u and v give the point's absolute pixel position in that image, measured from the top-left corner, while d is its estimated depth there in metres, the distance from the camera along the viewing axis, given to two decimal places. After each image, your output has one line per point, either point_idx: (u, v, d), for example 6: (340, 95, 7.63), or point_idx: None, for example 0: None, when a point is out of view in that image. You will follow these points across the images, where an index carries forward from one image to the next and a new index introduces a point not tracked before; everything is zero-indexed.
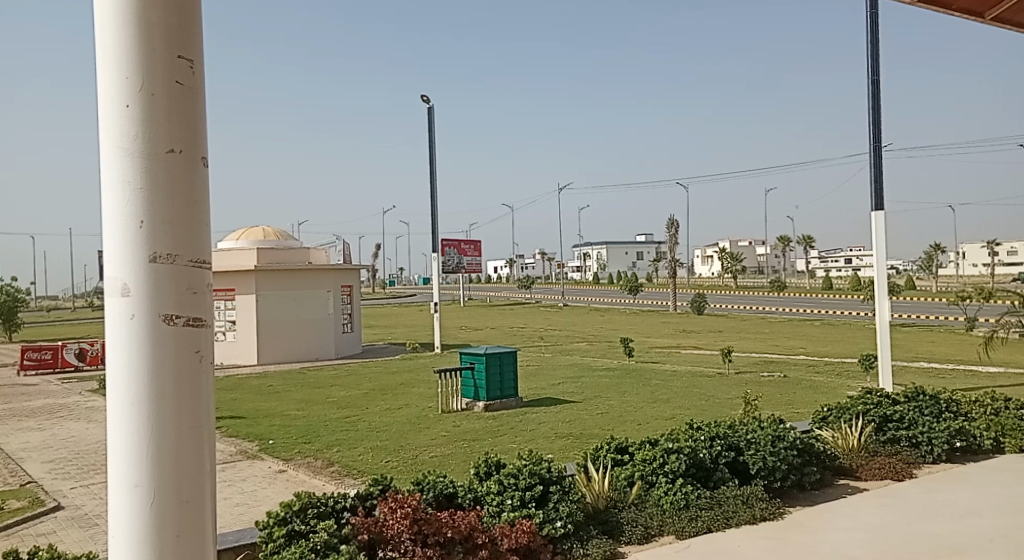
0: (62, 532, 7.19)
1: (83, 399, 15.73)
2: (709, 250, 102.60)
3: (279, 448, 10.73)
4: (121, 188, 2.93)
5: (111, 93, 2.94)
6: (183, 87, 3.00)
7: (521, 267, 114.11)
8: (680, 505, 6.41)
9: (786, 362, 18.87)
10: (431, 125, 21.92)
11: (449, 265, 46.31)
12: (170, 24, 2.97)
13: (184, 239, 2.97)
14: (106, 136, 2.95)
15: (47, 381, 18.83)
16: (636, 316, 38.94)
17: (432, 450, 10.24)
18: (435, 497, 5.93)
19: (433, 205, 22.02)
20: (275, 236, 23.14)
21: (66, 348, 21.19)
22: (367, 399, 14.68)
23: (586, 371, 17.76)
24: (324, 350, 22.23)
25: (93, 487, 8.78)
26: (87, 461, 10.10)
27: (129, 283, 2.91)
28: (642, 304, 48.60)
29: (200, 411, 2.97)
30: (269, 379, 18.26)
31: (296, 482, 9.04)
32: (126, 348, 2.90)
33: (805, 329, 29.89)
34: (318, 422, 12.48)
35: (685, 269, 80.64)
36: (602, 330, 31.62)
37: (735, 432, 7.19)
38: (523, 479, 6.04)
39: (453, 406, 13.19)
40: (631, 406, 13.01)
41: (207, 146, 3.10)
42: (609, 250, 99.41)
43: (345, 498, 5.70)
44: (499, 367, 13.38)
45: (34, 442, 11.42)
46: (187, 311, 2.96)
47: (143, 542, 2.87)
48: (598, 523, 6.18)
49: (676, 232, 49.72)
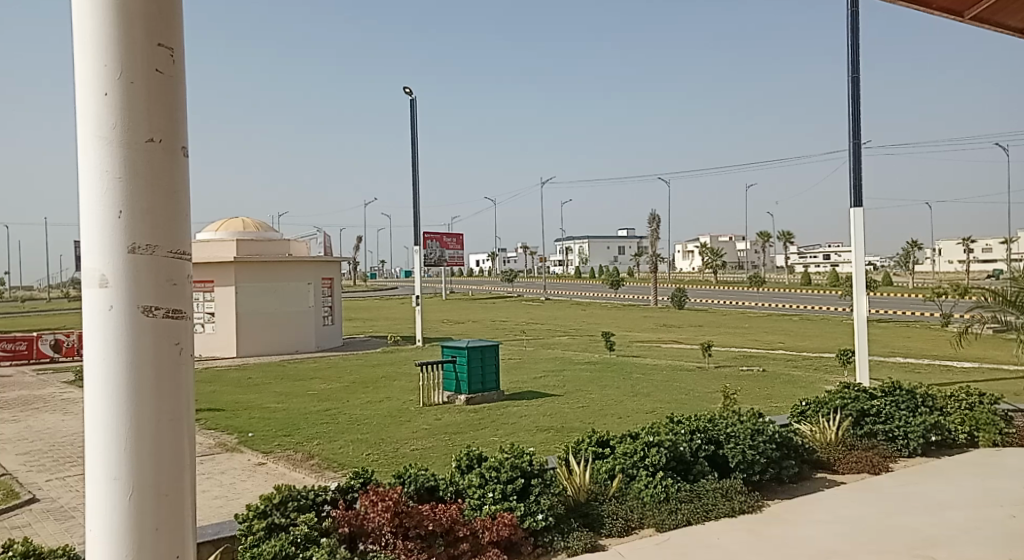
0: (37, 525, 7.13)
1: (59, 391, 15.52)
2: (690, 244, 103.23)
3: (259, 441, 10.68)
4: (101, 178, 2.89)
5: (89, 82, 2.90)
6: (163, 76, 2.96)
7: (503, 260, 114.24)
8: (660, 498, 6.45)
9: (766, 357, 19.03)
10: (414, 119, 21.91)
11: (432, 258, 46.16)
12: (150, 13, 2.93)
13: (163, 229, 2.94)
14: (84, 124, 2.91)
15: (21, 372, 18.60)
16: (618, 310, 39.09)
17: (413, 443, 10.21)
18: (416, 490, 5.92)
19: (415, 196, 22.00)
20: (256, 227, 22.98)
21: (41, 339, 20.90)
22: (348, 392, 14.62)
23: (567, 365, 17.75)
24: (304, 343, 22.11)
25: (69, 479, 8.71)
26: (64, 453, 10.01)
27: (107, 273, 2.87)
28: (624, 298, 48.81)
29: (179, 401, 2.94)
30: (249, 371, 18.16)
31: (275, 475, 9.01)
32: (103, 338, 2.87)
33: (785, 323, 30.04)
34: (298, 416, 12.42)
35: (666, 265, 80.95)
36: (583, 324, 31.69)
37: (715, 426, 7.24)
38: (504, 472, 6.06)
39: (434, 399, 13.16)
40: (612, 400, 13.04)
41: (187, 136, 3.06)
42: (590, 244, 99.76)
43: (326, 491, 5.69)
44: (481, 360, 13.36)
45: (8, 434, 11.27)
46: (167, 302, 2.93)
47: (119, 536, 2.84)
48: (578, 516, 6.21)
49: (657, 227, 49.87)
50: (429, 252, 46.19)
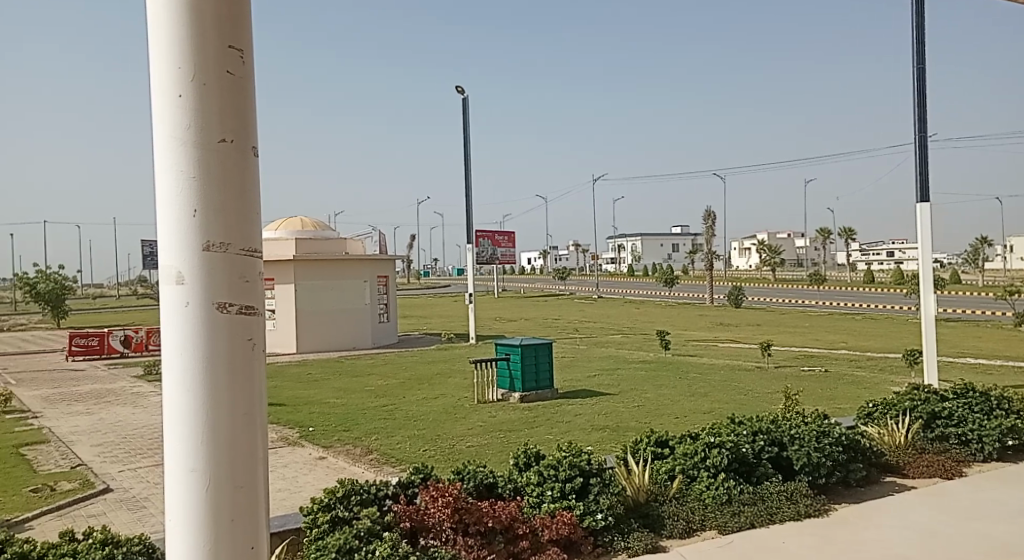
0: (112, 514, 7.36)
1: (128, 385, 16.05)
2: (747, 242, 101.56)
3: (319, 435, 10.87)
4: (177, 178, 2.96)
5: (164, 85, 2.96)
6: (234, 77, 3.01)
7: (555, 258, 114.35)
8: (722, 500, 6.37)
9: (827, 357, 18.61)
10: (467, 118, 22.00)
11: (483, 256, 46.34)
12: (222, 15, 2.99)
13: (236, 227, 2.99)
14: (159, 125, 2.98)
15: (94, 367, 19.29)
16: (672, 309, 38.67)
17: (469, 440, 10.26)
18: (475, 487, 5.95)
19: (469, 193, 22.14)
20: (313, 226, 23.37)
21: (112, 335, 21.63)
22: (404, 389, 14.78)
23: (622, 364, 17.65)
24: (361, 340, 22.42)
25: (140, 470, 8.98)
26: (135, 445, 10.34)
27: (183, 270, 2.94)
28: (679, 296, 48.32)
29: (253, 395, 3.00)
30: (308, 367, 18.47)
31: (335, 468, 9.15)
32: (179, 334, 2.94)
33: (847, 323, 29.27)
34: (356, 411, 12.60)
35: (722, 263, 79.73)
36: (637, 322, 31.47)
37: (778, 428, 7.10)
38: (562, 470, 6.01)
39: (488, 397, 13.25)
40: (669, 400, 12.93)
41: (256, 136, 3.12)
42: (644, 242, 98.94)
43: (387, 486, 5.76)
44: (535, 357, 13.31)
45: (82, 426, 11.69)
46: (241, 299, 2.99)
47: (195, 527, 2.91)
48: (638, 516, 6.17)
49: (713, 223, 49.14)
50: (481, 250, 46.37)
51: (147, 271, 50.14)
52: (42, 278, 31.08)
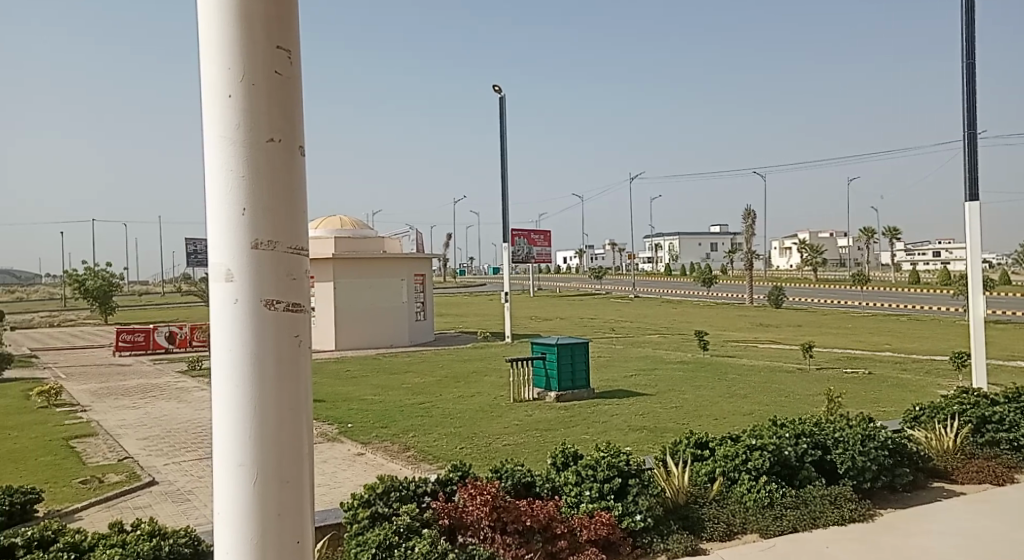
0: (157, 506, 7.51)
1: (173, 380, 16.36)
2: (787, 241, 100.15)
3: (357, 432, 10.97)
4: (226, 177, 3.00)
5: (214, 86, 3.00)
6: (282, 78, 3.05)
7: (592, 257, 114.00)
8: (764, 503, 6.29)
9: (871, 359, 18.27)
10: (504, 117, 22.03)
11: (520, 255, 46.32)
12: (271, 15, 3.02)
13: (284, 225, 3.03)
14: (209, 125, 3.02)
15: (139, 362, 19.70)
16: (711, 309, 38.29)
17: (506, 438, 10.28)
18: (513, 485, 5.95)
19: (505, 192, 22.17)
20: (352, 225, 23.59)
21: (157, 331, 22.06)
22: (441, 386, 14.86)
23: (660, 364, 17.53)
24: (398, 338, 22.58)
25: (184, 464, 9.14)
26: (179, 438, 10.53)
27: (232, 268, 2.98)
28: (717, 296, 47.85)
29: (298, 392, 3.03)
30: (346, 364, 18.65)
31: (374, 465, 9.23)
32: (228, 330, 2.98)
33: (891, 325, 28.70)
34: (393, 408, 12.69)
35: (762, 263, 78.71)
36: (674, 322, 31.25)
37: (822, 431, 6.99)
38: (601, 470, 5.98)
39: (524, 395, 13.28)
40: (707, 401, 12.81)
41: (303, 134, 3.14)
42: (682, 241, 98.14)
43: (426, 483, 5.79)
44: (571, 357, 13.27)
45: (129, 420, 11.94)
46: (288, 295, 3.02)
47: (243, 521, 2.95)
48: (678, 518, 6.12)
49: (753, 223, 48.56)
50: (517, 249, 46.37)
51: (191, 268, 51.03)
52: (91, 274, 31.82)
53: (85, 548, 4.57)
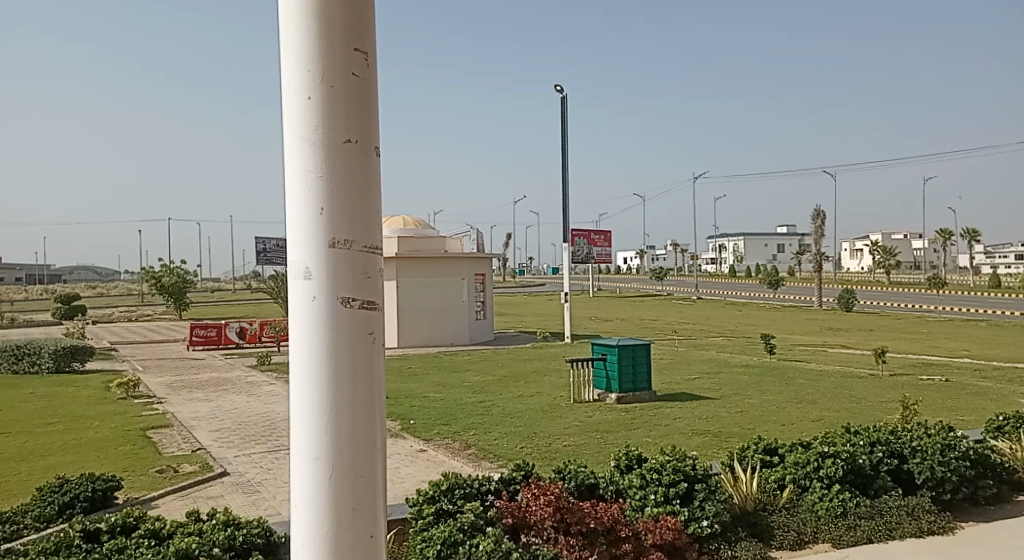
0: (228, 496, 7.70)
1: (243, 374, 16.79)
2: (858, 243, 97.44)
3: (420, 428, 11.07)
4: (304, 178, 3.05)
5: (295, 89, 3.06)
6: (359, 79, 3.08)
7: (654, 257, 112.94)
8: (837, 513, 6.11)
9: (948, 365, 17.61)
10: (565, 117, 21.97)
11: (581, 255, 46.09)
12: (349, 17, 3.06)
13: (361, 225, 3.06)
14: (289, 126, 3.08)
15: (211, 357, 20.27)
16: (777, 312, 37.52)
17: (566, 438, 10.24)
18: (577, 487, 5.92)
19: (566, 191, 22.11)
20: (414, 224, 23.88)
21: (229, 326, 22.66)
22: (501, 386, 14.90)
23: (724, 367, 17.25)
24: (458, 336, 22.74)
25: (254, 456, 9.36)
26: (250, 431, 10.80)
27: (310, 267, 3.03)
28: (785, 299, 46.83)
29: (373, 388, 3.06)
30: (408, 361, 18.86)
31: (435, 461, 9.29)
32: (306, 326, 3.03)
33: (968, 330, 27.64)
34: (454, 406, 12.77)
35: (831, 265, 76.75)
36: (739, 325, 30.72)
37: (898, 439, 6.77)
38: (666, 474, 5.91)
39: (584, 396, 13.22)
40: (774, 406, 12.53)
41: (379, 135, 3.18)
42: (747, 242, 96.42)
43: (489, 482, 5.80)
44: (632, 358, 13.14)
45: (202, 412, 12.30)
46: (363, 294, 3.05)
47: (319, 514, 2.99)
48: (746, 525, 6.00)
49: (822, 223, 47.38)
50: (578, 249, 46.18)
51: (259, 265, 52.31)
52: (166, 271, 32.89)
53: (164, 535, 4.71)
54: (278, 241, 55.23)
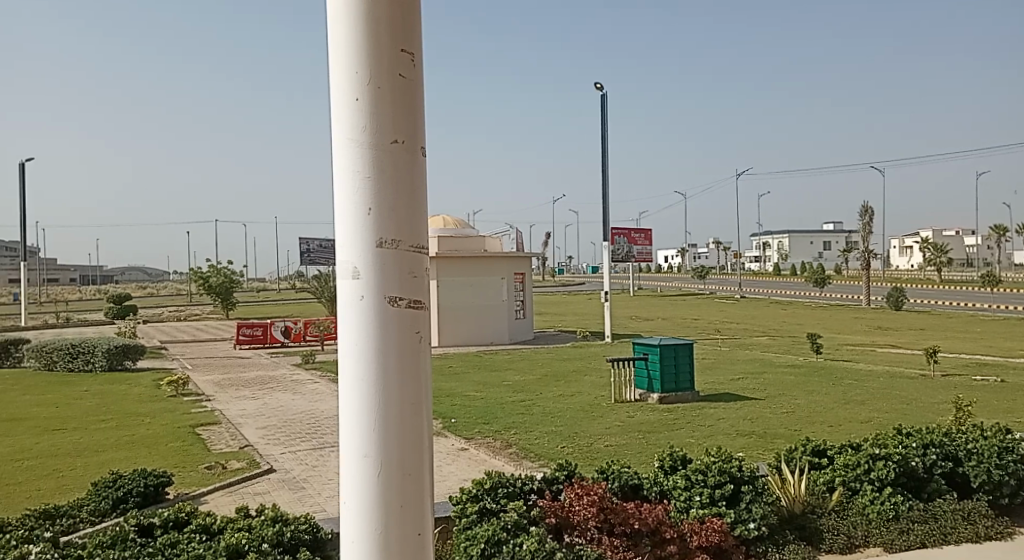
0: (275, 493, 7.80)
1: (288, 372, 17.02)
2: (907, 240, 95.31)
3: (461, 427, 11.11)
4: (352, 177, 3.06)
5: (343, 89, 3.07)
6: (406, 80, 3.09)
7: (696, 255, 111.89)
8: (889, 517, 5.98)
9: (1002, 366, 17.11)
10: (605, 115, 21.83)
11: (621, 254, 45.83)
12: (395, 18, 3.07)
13: (407, 225, 3.07)
14: (337, 127, 3.09)
15: (258, 355, 20.61)
16: (823, 311, 36.88)
17: (608, 439, 10.18)
18: (621, 487, 5.89)
19: (607, 190, 21.99)
20: (454, 224, 23.98)
21: (274, 325, 23.01)
22: (542, 385, 14.89)
23: (769, 367, 17.01)
24: (499, 336, 22.78)
25: (299, 453, 9.48)
26: (295, 429, 10.94)
27: (358, 266, 3.04)
28: (831, 298, 45.99)
29: (420, 387, 3.07)
30: (450, 360, 18.95)
31: (477, 460, 9.31)
32: (354, 325, 3.04)
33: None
34: (495, 405, 12.80)
35: (879, 262, 75.18)
36: (784, 324, 30.25)
37: (952, 441, 6.60)
38: (712, 476, 5.83)
39: (625, 396, 13.14)
40: (821, 407, 12.31)
41: (425, 135, 3.18)
42: (792, 240, 94.94)
43: (532, 481, 5.79)
44: (674, 358, 13.02)
45: (248, 409, 12.50)
46: (409, 293, 3.06)
47: (367, 511, 3.01)
48: (794, 528, 5.90)
49: (870, 220, 46.40)
50: (618, 248, 45.95)
51: (304, 266, 53.04)
52: (214, 271, 33.51)
53: (214, 530, 4.79)
54: (321, 241, 55.97)
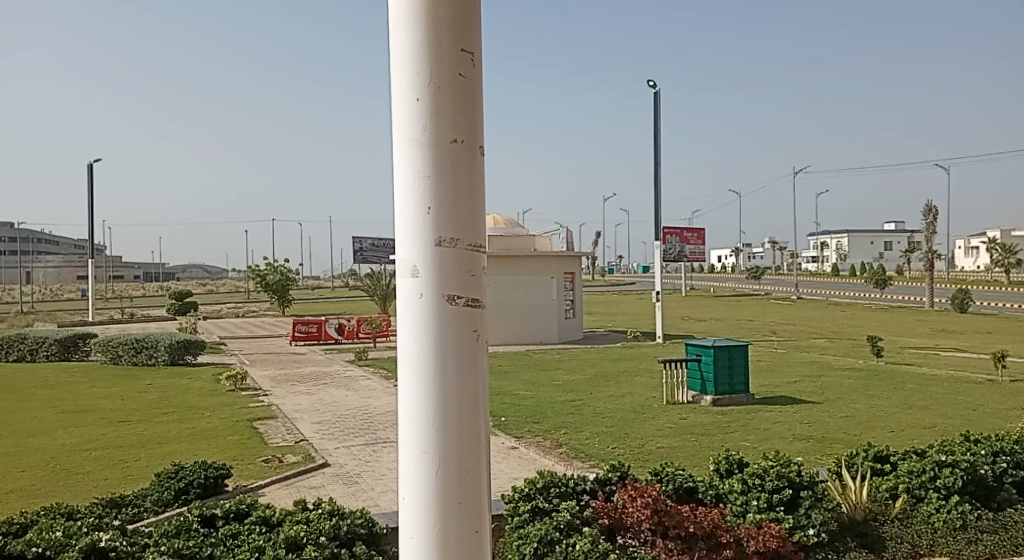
0: (329, 487, 7.90)
1: (341, 369, 17.24)
2: (973, 240, 92.30)
3: (511, 426, 11.11)
4: (413, 176, 3.07)
5: (403, 90, 3.08)
6: (465, 80, 3.08)
7: (750, 255, 110.13)
8: (956, 526, 5.79)
9: None
10: (657, 114, 21.61)
11: (673, 253, 45.34)
12: (455, 18, 3.06)
13: (466, 224, 3.06)
14: (398, 127, 3.10)
15: (313, 352, 20.94)
16: (884, 313, 35.93)
17: (659, 440, 10.07)
18: (675, 490, 5.82)
19: (658, 189, 21.78)
20: (505, 224, 24.03)
21: (328, 322, 23.35)
22: (593, 385, 14.81)
23: (826, 370, 16.64)
24: (549, 335, 22.75)
25: (352, 448, 9.58)
26: (348, 424, 11.07)
27: (418, 265, 3.05)
28: (892, 299, 44.77)
29: (477, 385, 3.06)
30: (500, 359, 18.98)
31: (527, 459, 9.30)
32: (414, 322, 3.05)
33: None
34: (546, 404, 12.77)
35: (943, 263, 72.95)
36: (842, 326, 29.56)
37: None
38: (770, 480, 5.70)
39: (678, 397, 12.98)
40: (881, 412, 11.99)
41: (484, 135, 3.17)
42: (851, 240, 92.77)
43: (585, 481, 5.75)
44: (728, 360, 12.81)
45: (303, 405, 12.70)
46: (467, 291, 3.05)
47: (425, 507, 3.01)
48: (855, 535, 5.75)
49: (935, 219, 45.04)
50: (670, 248, 45.47)
51: (357, 264, 53.73)
52: (271, 269, 34.17)
53: (274, 522, 4.86)
54: (375, 239, 56.64)
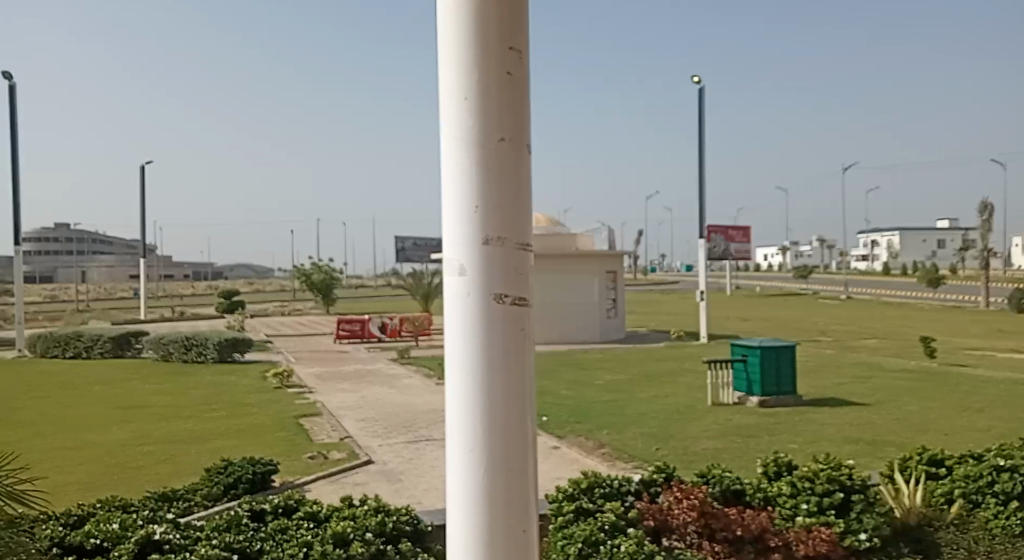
0: (373, 484, 7.95)
1: (384, 367, 17.37)
2: None
3: (553, 425, 11.06)
4: (460, 175, 3.06)
5: (452, 89, 3.07)
6: (512, 78, 3.06)
7: (797, 253, 108.33)
8: (1015, 533, 5.60)
9: None
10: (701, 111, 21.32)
11: (718, 252, 44.78)
12: (503, 16, 3.04)
13: (513, 223, 3.04)
14: (446, 126, 3.10)
15: (357, 350, 21.15)
16: (938, 313, 34.99)
17: (704, 441, 9.94)
18: (722, 493, 5.74)
19: (703, 187, 21.53)
20: (547, 223, 23.97)
21: (372, 321, 23.56)
22: (636, 385, 14.70)
23: (877, 371, 16.29)
24: (591, 334, 22.64)
25: (396, 445, 9.64)
26: (392, 422, 11.14)
27: (465, 263, 3.04)
28: (946, 298, 43.64)
29: (523, 382, 3.03)
30: (543, 358, 18.94)
31: (570, 459, 9.25)
32: (461, 320, 3.04)
33: None
34: (589, 404, 12.71)
35: (999, 262, 70.89)
36: (894, 326, 28.89)
37: None
38: (819, 484, 5.58)
39: (723, 398, 12.81)
40: (934, 415, 11.67)
41: (531, 134, 3.14)
42: (902, 238, 90.70)
43: (629, 483, 5.69)
44: (775, 360, 12.60)
45: (348, 402, 12.82)
46: (515, 290, 3.03)
47: (471, 504, 2.99)
48: (909, 541, 5.59)
49: (991, 216, 43.78)
50: (715, 246, 44.93)
51: (400, 263, 54.16)
52: (316, 268, 34.61)
53: (321, 518, 4.91)
54: (417, 238, 57.04)
